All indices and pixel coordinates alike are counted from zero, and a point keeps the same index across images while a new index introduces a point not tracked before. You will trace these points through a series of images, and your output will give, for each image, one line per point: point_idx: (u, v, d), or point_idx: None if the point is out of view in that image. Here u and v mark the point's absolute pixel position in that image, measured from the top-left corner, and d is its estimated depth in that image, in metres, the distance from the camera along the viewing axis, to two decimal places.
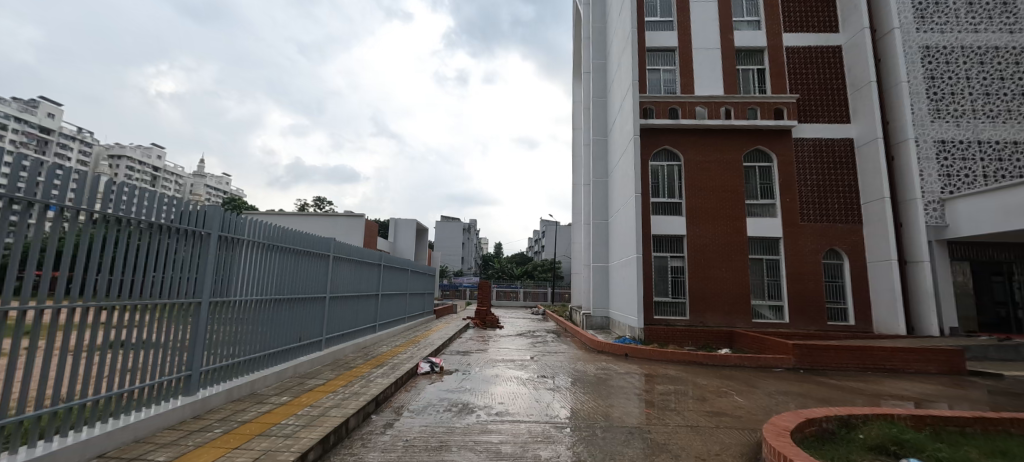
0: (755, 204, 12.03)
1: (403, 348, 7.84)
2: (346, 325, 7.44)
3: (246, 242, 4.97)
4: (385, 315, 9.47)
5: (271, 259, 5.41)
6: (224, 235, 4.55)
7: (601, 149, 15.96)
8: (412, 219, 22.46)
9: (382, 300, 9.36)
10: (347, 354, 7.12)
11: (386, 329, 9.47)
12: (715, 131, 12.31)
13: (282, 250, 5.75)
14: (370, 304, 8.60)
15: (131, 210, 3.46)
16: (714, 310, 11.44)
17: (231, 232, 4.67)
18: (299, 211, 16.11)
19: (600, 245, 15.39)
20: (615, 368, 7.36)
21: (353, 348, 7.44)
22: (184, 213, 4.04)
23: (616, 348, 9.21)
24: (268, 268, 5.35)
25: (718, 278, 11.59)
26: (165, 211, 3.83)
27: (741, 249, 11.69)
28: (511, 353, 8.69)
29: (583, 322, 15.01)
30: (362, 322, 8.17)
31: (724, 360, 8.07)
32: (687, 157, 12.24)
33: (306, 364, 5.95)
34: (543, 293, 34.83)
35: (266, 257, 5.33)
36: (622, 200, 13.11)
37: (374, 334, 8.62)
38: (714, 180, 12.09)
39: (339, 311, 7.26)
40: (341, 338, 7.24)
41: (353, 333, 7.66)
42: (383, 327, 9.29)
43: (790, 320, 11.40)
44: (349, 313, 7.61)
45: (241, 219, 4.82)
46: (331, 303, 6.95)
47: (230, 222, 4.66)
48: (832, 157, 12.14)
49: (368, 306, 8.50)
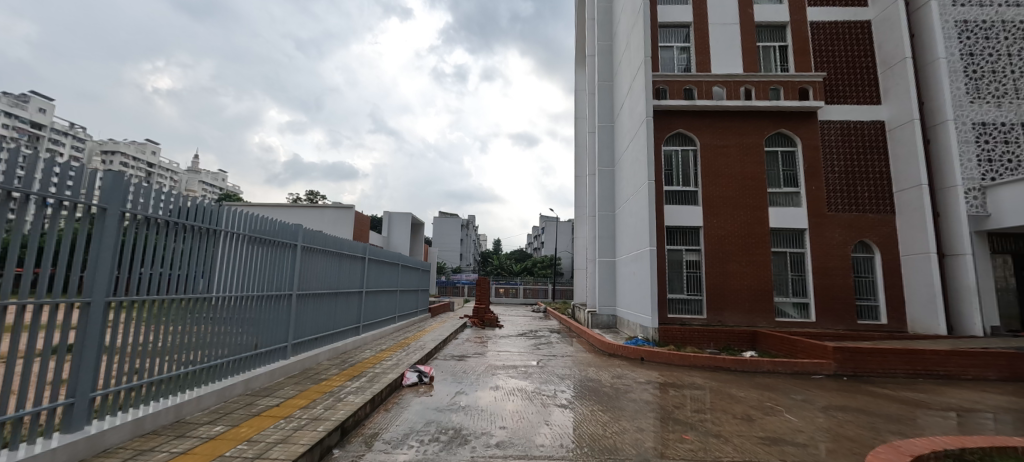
0: (777, 193, 11.04)
1: (388, 353, 6.83)
2: (326, 326, 6.54)
3: (233, 236, 4.40)
4: (370, 314, 8.49)
5: (260, 254, 4.87)
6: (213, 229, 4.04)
7: (608, 137, 14.92)
8: (407, 213, 21.42)
9: (367, 298, 8.37)
10: (322, 362, 6.06)
11: (371, 330, 8.50)
12: (735, 113, 11.27)
13: (273, 244, 5.20)
14: (353, 303, 7.67)
15: (119, 201, 3.03)
16: (733, 309, 10.45)
17: (218, 224, 4.13)
18: (284, 203, 15.05)
19: (607, 238, 14.37)
20: (633, 376, 6.35)
21: (329, 355, 6.40)
22: (176, 207, 3.59)
23: (630, 351, 8.20)
24: (256, 263, 4.80)
25: (738, 273, 10.59)
26: (162, 205, 3.45)
27: (763, 241, 10.69)
28: (513, 358, 7.69)
29: (588, 321, 14.01)
30: (345, 322, 7.26)
31: (755, 365, 7.08)
32: (704, 141, 11.21)
33: (282, 370, 5.12)
34: (543, 289, 33.88)
35: (257, 252, 4.83)
36: (632, 189, 12.06)
37: (358, 336, 7.68)
38: (733, 166, 11.07)
39: (317, 311, 6.28)
40: (313, 342, 6.12)
41: (333, 334, 6.76)
42: (368, 328, 8.32)
43: (817, 319, 10.43)
44: (328, 313, 6.62)
45: (232, 210, 4.33)
46: (308, 302, 6.00)
47: (219, 213, 4.14)
48: (862, 141, 11.14)
49: (352, 305, 7.58)
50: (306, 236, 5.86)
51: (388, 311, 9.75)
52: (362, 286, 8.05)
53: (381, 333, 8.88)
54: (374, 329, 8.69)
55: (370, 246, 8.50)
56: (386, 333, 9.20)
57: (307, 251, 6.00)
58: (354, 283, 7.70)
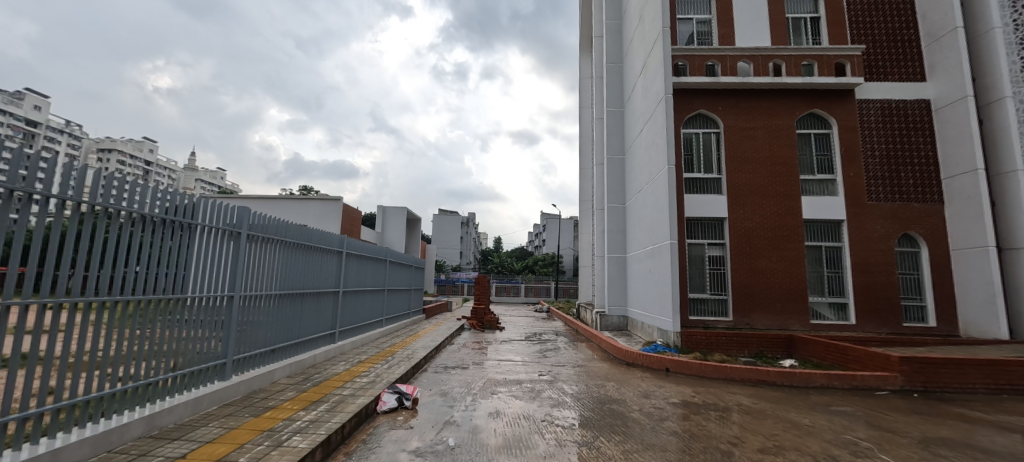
0: (810, 180, 9.88)
1: (368, 364, 5.74)
2: (297, 331, 5.69)
3: (216, 232, 4.19)
4: (353, 316, 7.49)
5: (247, 252, 4.64)
6: (195, 225, 3.87)
7: (617, 122, 13.75)
8: (402, 208, 20.24)
9: (348, 298, 7.34)
10: (280, 381, 4.97)
11: (354, 335, 7.49)
12: (762, 92, 10.10)
13: (260, 240, 4.90)
14: (334, 304, 6.78)
15: (113, 199, 3.08)
16: (763, 310, 9.30)
17: (200, 220, 3.95)
18: (266, 195, 13.84)
19: (617, 232, 13.20)
20: (665, 395, 5.18)
21: (293, 370, 5.33)
22: (169, 205, 3.60)
23: (652, 361, 7.03)
24: (242, 261, 4.55)
25: (767, 270, 9.43)
26: (155, 204, 3.46)
27: (795, 234, 9.54)
28: (517, 369, 6.54)
29: (597, 323, 12.82)
30: (321, 327, 6.33)
31: (805, 379, 5.92)
32: (728, 123, 10.03)
33: (239, 389, 4.30)
34: (545, 289, 32.99)
35: (245, 249, 4.62)
36: (646, 177, 10.89)
37: (336, 344, 6.69)
38: (761, 150, 9.90)
39: (286, 313, 5.42)
40: (273, 355, 5.09)
41: (307, 341, 5.88)
42: (349, 333, 7.31)
43: (856, 321, 9.29)
44: (300, 316, 5.74)
45: (218, 205, 4.19)
46: (276, 302, 5.19)
47: (203, 207, 3.97)
48: (904, 122, 9.99)
49: (332, 306, 6.70)
50: (288, 232, 5.41)
51: (375, 313, 8.70)
52: (345, 284, 7.19)
53: (366, 339, 7.82)
54: (357, 334, 7.66)
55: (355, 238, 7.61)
56: (371, 338, 8.09)
57: (287, 245, 5.45)
58: (336, 282, 6.87)
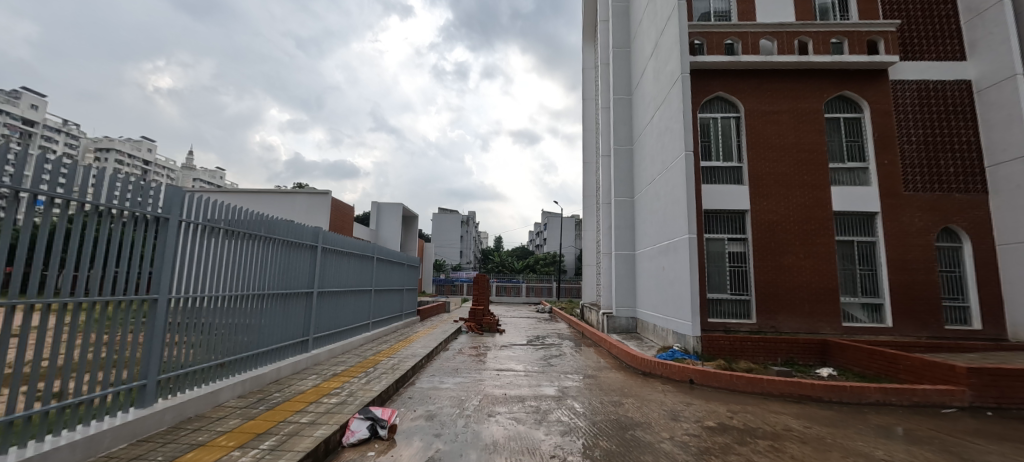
0: (840, 169, 9.00)
1: (347, 375, 4.99)
2: (267, 337, 4.97)
3: (202, 229, 3.94)
4: (332, 318, 6.65)
5: (229, 248, 4.32)
6: (184, 224, 3.69)
7: (625, 110, 12.86)
8: (397, 204, 19.33)
9: (328, 300, 6.55)
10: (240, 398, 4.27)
11: (332, 341, 6.63)
12: (787, 72, 9.21)
13: (243, 236, 4.55)
14: (314, 305, 6.06)
15: (113, 198, 3.00)
16: (789, 312, 8.42)
17: (185, 217, 3.72)
18: (249, 189, 12.87)
19: (625, 227, 12.32)
20: (697, 416, 4.32)
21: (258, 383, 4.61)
22: (169, 203, 3.52)
23: (673, 371, 6.14)
24: (223, 258, 4.23)
25: (793, 267, 8.56)
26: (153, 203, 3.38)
27: (824, 228, 8.67)
28: (519, 380, 5.64)
29: (604, 325, 11.92)
30: (293, 332, 5.53)
31: (858, 395, 5.04)
32: (749, 106, 9.16)
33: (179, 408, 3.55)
34: (547, 288, 32.21)
35: (228, 245, 4.30)
36: (658, 167, 10.00)
37: (310, 353, 5.85)
38: (786, 136, 9.02)
39: (258, 316, 4.80)
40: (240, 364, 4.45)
41: (276, 349, 5.13)
42: (328, 339, 6.47)
43: (892, 323, 8.43)
44: (272, 320, 5.08)
45: (206, 201, 3.98)
46: (249, 303, 4.64)
47: (189, 204, 3.76)
48: (942, 105, 9.11)
49: (312, 307, 6.00)
50: (272, 229, 5.03)
51: (360, 314, 7.87)
52: (327, 283, 6.49)
53: (347, 347, 6.94)
54: (336, 340, 6.79)
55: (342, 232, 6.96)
56: (353, 345, 7.20)
57: (268, 240, 5.00)
58: (319, 281, 6.21)
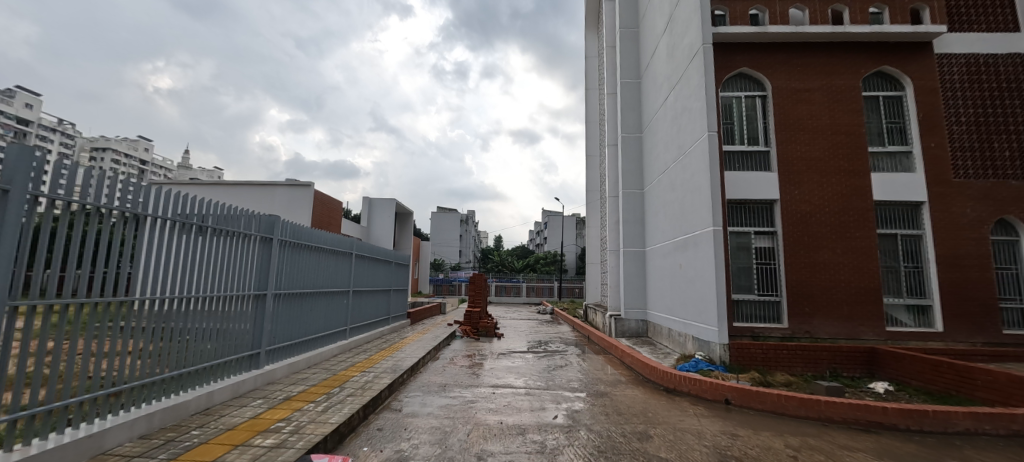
0: (880, 153, 8.00)
1: (307, 398, 4.03)
2: (207, 349, 4.03)
3: (164, 224, 3.50)
4: (294, 324, 5.63)
5: (206, 246, 4.00)
6: (170, 223, 3.53)
7: (634, 94, 11.82)
8: (390, 199, 18.30)
9: (292, 303, 5.59)
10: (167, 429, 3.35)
11: (294, 355, 5.60)
12: (819, 45, 8.19)
13: (224, 235, 4.27)
14: (275, 310, 5.16)
15: (109, 198, 2.96)
16: (826, 315, 7.41)
17: (150, 211, 3.34)
18: (223, 181, 11.75)
19: (634, 222, 11.29)
20: (752, 455, 3.31)
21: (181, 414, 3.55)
22: (171, 207, 3.53)
23: (704, 389, 5.08)
24: (199, 258, 3.90)
25: (829, 264, 7.55)
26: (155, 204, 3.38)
27: (864, 219, 7.65)
28: (518, 402, 4.60)
29: (612, 329, 10.90)
30: (238, 342, 4.47)
31: (943, 422, 4.02)
32: (777, 83, 8.14)
33: (47, 456, 2.47)
34: (547, 288, 31.28)
35: (206, 244, 4.00)
36: (672, 153, 8.94)
37: (263, 369, 4.82)
38: (819, 117, 8.01)
39: (208, 323, 4.04)
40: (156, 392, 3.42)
41: (218, 364, 4.14)
42: (288, 351, 5.44)
43: (940, 327, 7.43)
44: (221, 330, 4.22)
45: (179, 196, 3.66)
46: (201, 309, 3.96)
47: (176, 203, 3.61)
48: (994, 81, 8.09)
49: (273, 312, 5.11)
50: (237, 223, 4.41)
51: (334, 319, 6.87)
52: (294, 284, 5.60)
53: (311, 361, 5.87)
54: (300, 352, 5.76)
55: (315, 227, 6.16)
56: (321, 358, 6.15)
57: (248, 238, 4.65)
58: (284, 281, 5.36)
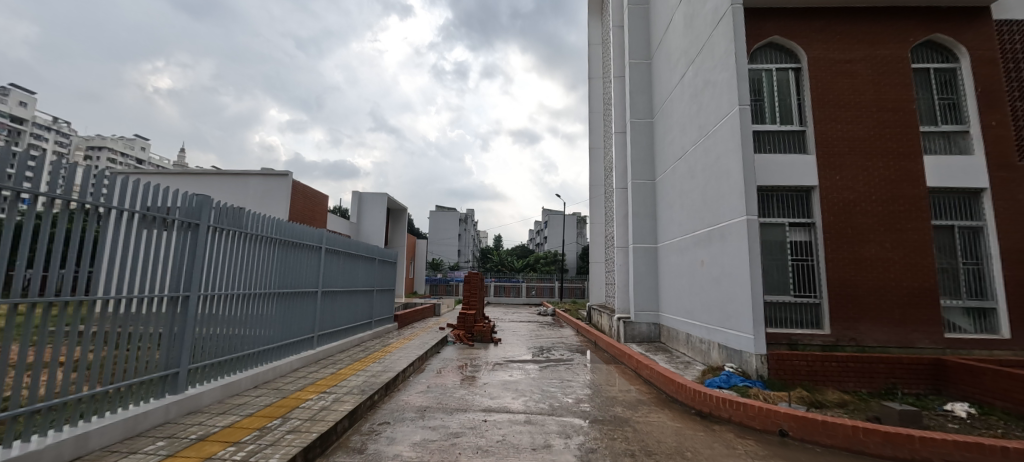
0: (932, 134, 7.00)
1: (238, 434, 3.06)
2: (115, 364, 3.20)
3: (133, 217, 3.29)
4: (236, 331, 4.65)
5: (176, 242, 3.77)
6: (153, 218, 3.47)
7: (644, 76, 10.78)
8: (381, 194, 17.24)
9: (234, 305, 4.63)
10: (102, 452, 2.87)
11: (235, 372, 4.60)
12: (863, 10, 7.15)
13: (198, 230, 4.07)
14: (211, 314, 4.28)
15: (99, 195, 2.98)
16: (874, 319, 6.38)
17: (113, 203, 3.11)
18: (191, 170, 10.59)
19: (644, 215, 10.23)
20: None
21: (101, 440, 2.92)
22: (150, 204, 3.45)
23: (750, 415, 4.05)
24: (167, 254, 3.67)
25: (876, 260, 6.52)
26: (136, 199, 3.31)
27: (916, 208, 6.61)
28: (516, 437, 3.53)
29: (620, 333, 9.85)
30: (156, 358, 3.57)
31: None
32: (813, 54, 7.11)
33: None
34: (547, 288, 30.27)
35: (177, 240, 3.80)
36: (691, 135, 7.88)
37: (183, 395, 3.77)
38: (861, 91, 6.98)
39: (152, 326, 3.54)
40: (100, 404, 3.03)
41: (128, 386, 3.25)
42: (227, 367, 4.45)
43: (1006, 333, 6.41)
44: (169, 335, 3.71)
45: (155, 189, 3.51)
46: (154, 309, 3.56)
47: (158, 196, 3.54)
48: None
49: (210, 316, 4.24)
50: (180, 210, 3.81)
51: (293, 325, 5.88)
52: (241, 283, 4.77)
53: (257, 380, 4.84)
54: (243, 368, 4.74)
55: (276, 217, 5.42)
56: (271, 375, 5.11)
57: (211, 231, 4.21)
58: (230, 280, 4.55)
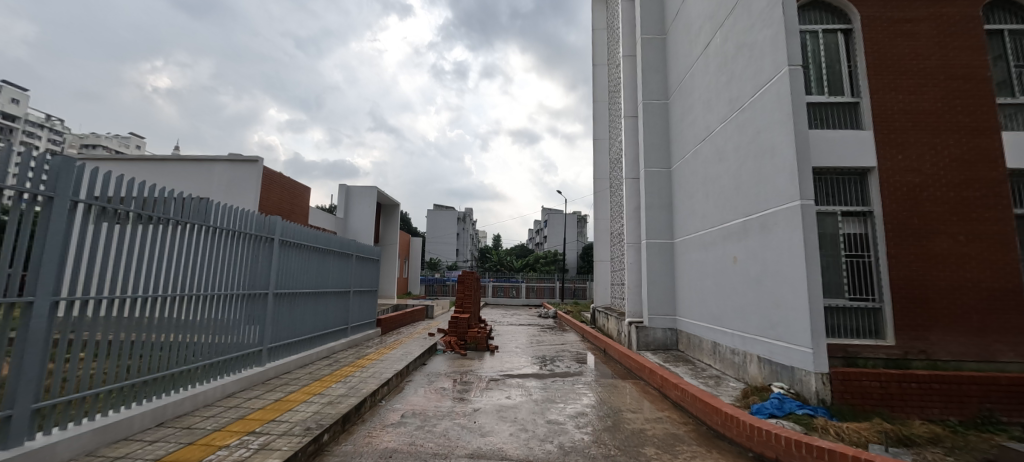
0: (1008, 107, 5.90)
1: None
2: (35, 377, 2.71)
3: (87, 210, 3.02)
4: (145, 348, 3.55)
5: (136, 238, 3.45)
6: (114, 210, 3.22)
7: (658, 53, 9.67)
8: (371, 187, 16.12)
9: (190, 309, 4.09)
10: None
11: (133, 403, 3.45)
12: None
13: (163, 226, 3.74)
14: (119, 320, 3.33)
15: (64, 187, 2.83)
16: (949, 328, 5.26)
17: (64, 192, 2.84)
18: (148, 155, 9.43)
19: (658, 208, 9.10)
20: None
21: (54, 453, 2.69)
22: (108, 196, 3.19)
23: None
24: (124, 251, 3.35)
25: (946, 256, 5.41)
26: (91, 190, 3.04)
27: (995, 193, 5.46)
28: None
29: (633, 340, 8.79)
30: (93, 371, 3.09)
31: None
32: (867, 13, 6.00)
33: None
34: (547, 289, 29.13)
35: (140, 235, 3.50)
36: (721, 111, 6.70)
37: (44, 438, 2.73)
38: (926, 56, 5.82)
39: (100, 331, 3.17)
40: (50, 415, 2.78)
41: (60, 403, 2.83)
42: (120, 396, 3.30)
43: None
44: (120, 342, 3.34)
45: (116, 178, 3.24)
46: (102, 312, 3.19)
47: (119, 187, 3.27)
48: None
49: (152, 322, 3.63)
50: (91, 184, 3.01)
51: (234, 338, 4.75)
52: (164, 283, 3.78)
53: (165, 415, 3.67)
54: (168, 390, 3.82)
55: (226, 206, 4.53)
56: (188, 406, 3.93)
57: (173, 226, 3.84)
58: (183, 279, 3.99)
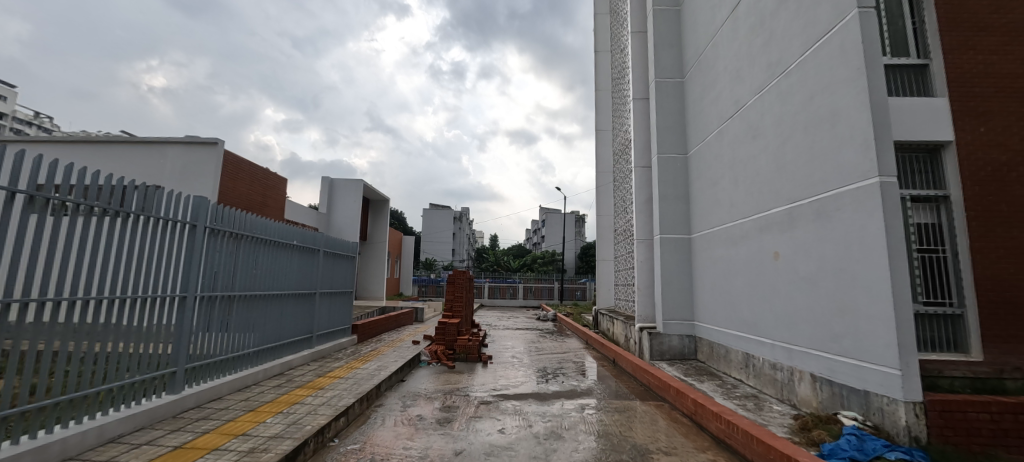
0: None
1: None
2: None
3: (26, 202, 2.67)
4: None
5: (92, 233, 3.08)
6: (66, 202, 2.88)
7: (672, 26, 8.61)
8: (358, 180, 15.03)
9: (145, 313, 3.58)
10: None
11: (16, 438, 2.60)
12: None
13: (124, 221, 3.35)
14: (69, 326, 2.94)
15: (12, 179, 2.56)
16: None
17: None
18: (95, 137, 8.41)
19: (673, 199, 8.05)
20: None
21: None
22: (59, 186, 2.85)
23: None
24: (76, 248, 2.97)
25: None
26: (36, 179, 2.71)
27: None
28: None
29: (645, 348, 7.73)
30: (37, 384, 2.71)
31: None
32: None
33: None
34: (546, 289, 28.03)
35: (99, 229, 3.13)
36: (756, 79, 5.65)
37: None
38: (1008, 10, 4.80)
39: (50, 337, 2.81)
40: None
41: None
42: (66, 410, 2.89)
43: None
44: (69, 349, 2.93)
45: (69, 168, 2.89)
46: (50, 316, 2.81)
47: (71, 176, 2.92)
48: None
49: (104, 326, 3.19)
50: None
51: (153, 354, 3.70)
52: (120, 283, 3.33)
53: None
54: (116, 405, 3.33)
55: (139, 185, 3.45)
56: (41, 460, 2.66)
57: (133, 219, 3.42)
58: (139, 279, 3.51)
